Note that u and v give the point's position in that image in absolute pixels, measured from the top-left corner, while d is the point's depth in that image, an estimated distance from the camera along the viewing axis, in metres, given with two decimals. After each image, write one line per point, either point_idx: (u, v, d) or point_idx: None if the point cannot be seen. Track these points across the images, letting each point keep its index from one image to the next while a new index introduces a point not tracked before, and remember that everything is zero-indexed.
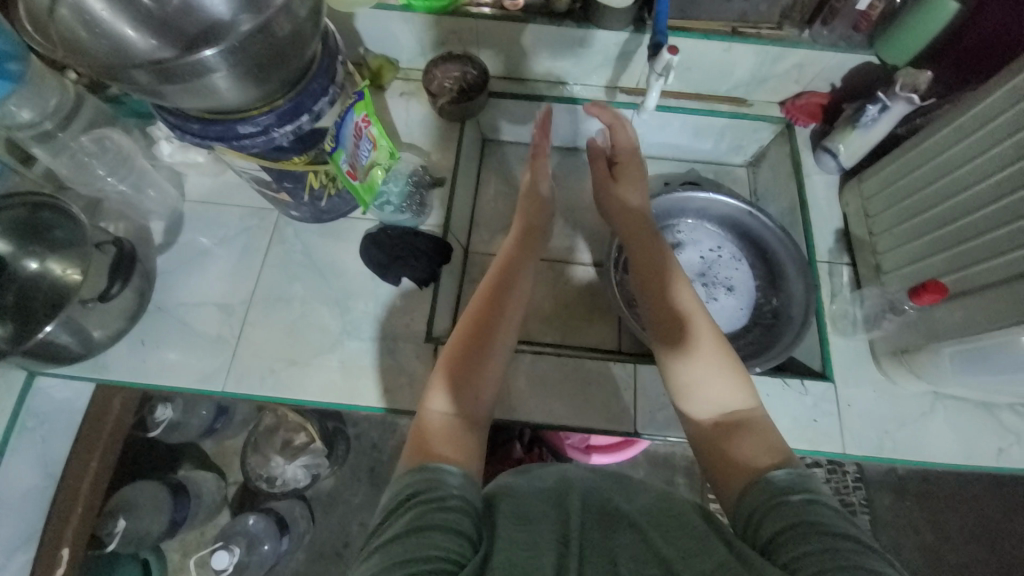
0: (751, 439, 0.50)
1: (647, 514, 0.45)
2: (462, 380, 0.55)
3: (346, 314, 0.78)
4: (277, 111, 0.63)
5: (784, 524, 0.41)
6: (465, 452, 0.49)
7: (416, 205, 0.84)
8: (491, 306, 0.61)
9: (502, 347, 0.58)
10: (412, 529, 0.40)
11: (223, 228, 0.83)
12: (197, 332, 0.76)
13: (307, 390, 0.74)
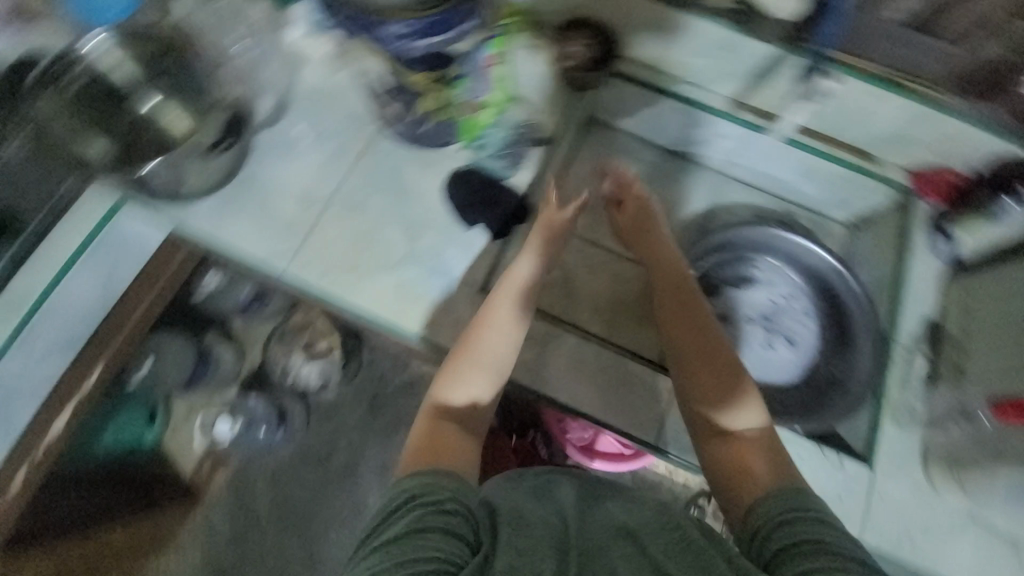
0: (760, 458, 0.60)
1: (641, 529, 0.55)
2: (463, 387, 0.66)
3: (415, 241, 0.79)
4: (426, 21, 0.67)
5: (788, 543, 0.51)
6: (461, 455, 0.61)
7: (514, 155, 0.82)
8: (489, 325, 0.70)
9: (498, 360, 0.68)
10: (416, 533, 0.49)
11: (323, 123, 0.83)
12: (276, 212, 0.79)
13: (363, 299, 0.76)
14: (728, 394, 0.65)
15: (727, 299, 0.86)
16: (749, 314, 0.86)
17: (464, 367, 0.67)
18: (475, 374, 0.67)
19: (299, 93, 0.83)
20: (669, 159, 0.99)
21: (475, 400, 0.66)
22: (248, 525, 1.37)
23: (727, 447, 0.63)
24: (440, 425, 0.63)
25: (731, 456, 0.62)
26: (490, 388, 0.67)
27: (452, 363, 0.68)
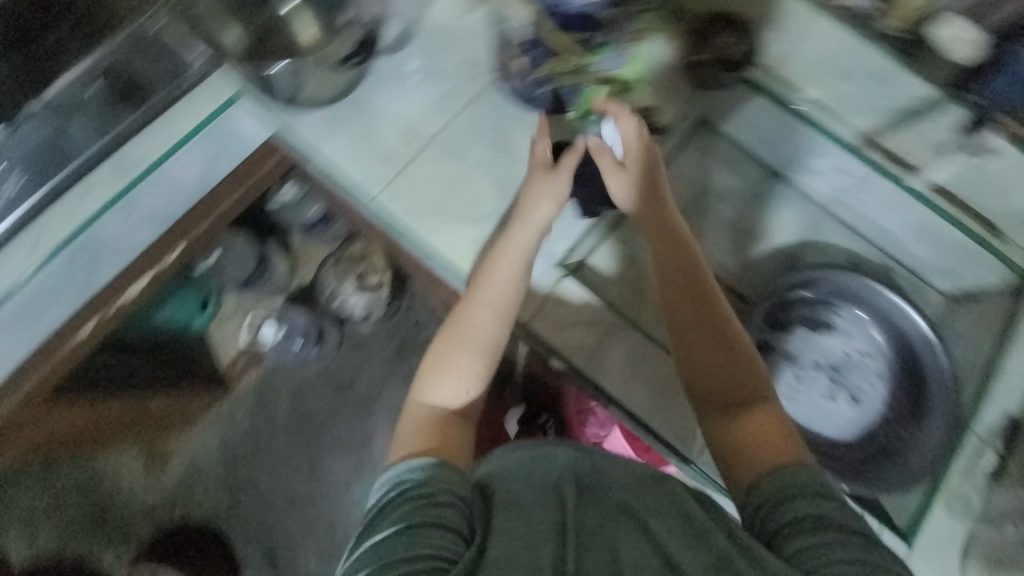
0: (765, 433, 0.59)
1: (640, 501, 0.56)
2: (452, 375, 0.66)
3: (503, 200, 0.78)
4: None
5: (791, 518, 0.50)
6: (455, 443, 0.62)
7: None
8: (478, 302, 0.69)
9: (486, 338, 0.67)
10: (409, 526, 0.50)
11: (439, 62, 0.81)
12: (378, 141, 0.80)
13: (439, 245, 0.77)
14: (732, 371, 0.63)
15: (799, 339, 0.82)
16: (817, 360, 0.83)
17: (451, 354, 0.67)
18: (466, 361, 0.66)
19: (425, 27, 0.82)
20: (770, 182, 0.88)
21: (465, 389, 0.66)
22: (267, 425, 1.45)
23: (729, 424, 0.61)
24: (427, 416, 0.64)
25: (732, 437, 0.60)
26: (480, 373, 0.67)
27: (438, 352, 0.67)
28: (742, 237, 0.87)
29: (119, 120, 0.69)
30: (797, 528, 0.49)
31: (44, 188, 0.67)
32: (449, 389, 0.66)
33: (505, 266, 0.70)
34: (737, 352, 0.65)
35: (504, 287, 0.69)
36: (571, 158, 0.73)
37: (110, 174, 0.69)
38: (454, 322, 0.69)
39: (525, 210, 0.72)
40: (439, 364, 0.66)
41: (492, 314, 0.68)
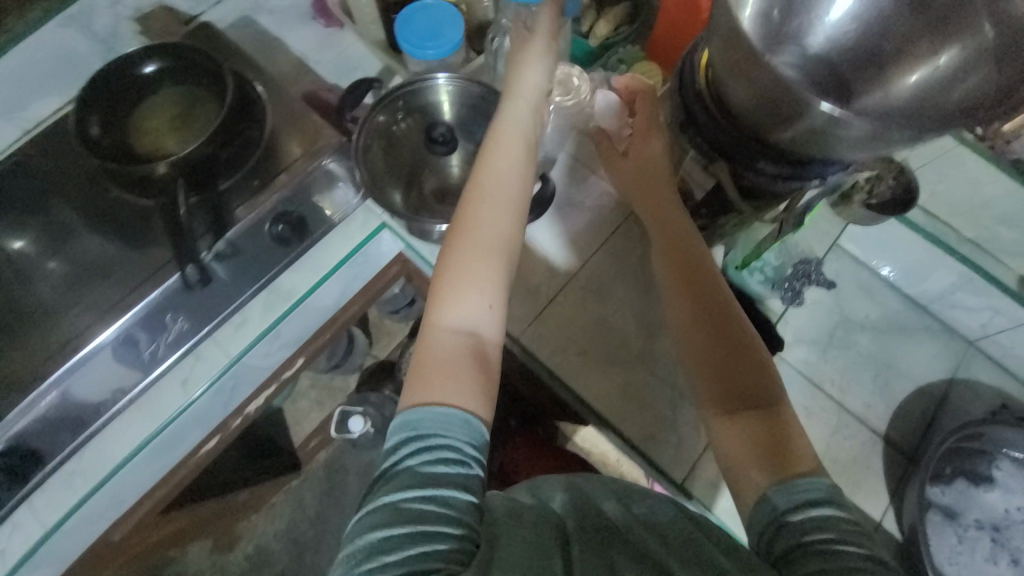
0: (768, 442, 0.49)
1: (642, 523, 0.46)
2: (464, 291, 0.52)
3: (650, 344, 0.71)
4: (773, 162, 0.50)
5: (796, 543, 0.42)
6: (488, 382, 0.49)
7: (792, 292, 0.69)
8: (483, 196, 0.55)
9: (497, 235, 0.54)
10: (443, 492, 0.42)
11: (582, 194, 0.77)
12: (518, 273, 0.73)
13: (585, 389, 0.69)
14: (737, 372, 0.53)
15: (958, 492, 0.75)
16: (977, 518, 0.74)
17: (455, 266, 0.53)
18: (480, 273, 0.52)
19: (569, 153, 0.79)
20: (911, 313, 0.84)
21: (486, 303, 0.52)
22: (337, 505, 1.41)
23: (730, 429, 0.51)
24: (446, 348, 0.50)
25: (728, 439, 0.51)
26: (500, 279, 0.53)
27: (440, 263, 0.54)
28: (885, 375, 0.80)
29: (286, 258, 0.69)
30: (806, 551, 0.41)
31: (207, 326, 0.67)
32: (463, 307, 0.52)
33: (508, 151, 0.57)
34: (724, 339, 0.55)
35: (510, 180, 0.56)
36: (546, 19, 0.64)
37: (263, 306, 0.69)
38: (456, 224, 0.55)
39: (512, 85, 0.60)
40: (449, 275, 0.52)
41: (501, 192, 0.55)
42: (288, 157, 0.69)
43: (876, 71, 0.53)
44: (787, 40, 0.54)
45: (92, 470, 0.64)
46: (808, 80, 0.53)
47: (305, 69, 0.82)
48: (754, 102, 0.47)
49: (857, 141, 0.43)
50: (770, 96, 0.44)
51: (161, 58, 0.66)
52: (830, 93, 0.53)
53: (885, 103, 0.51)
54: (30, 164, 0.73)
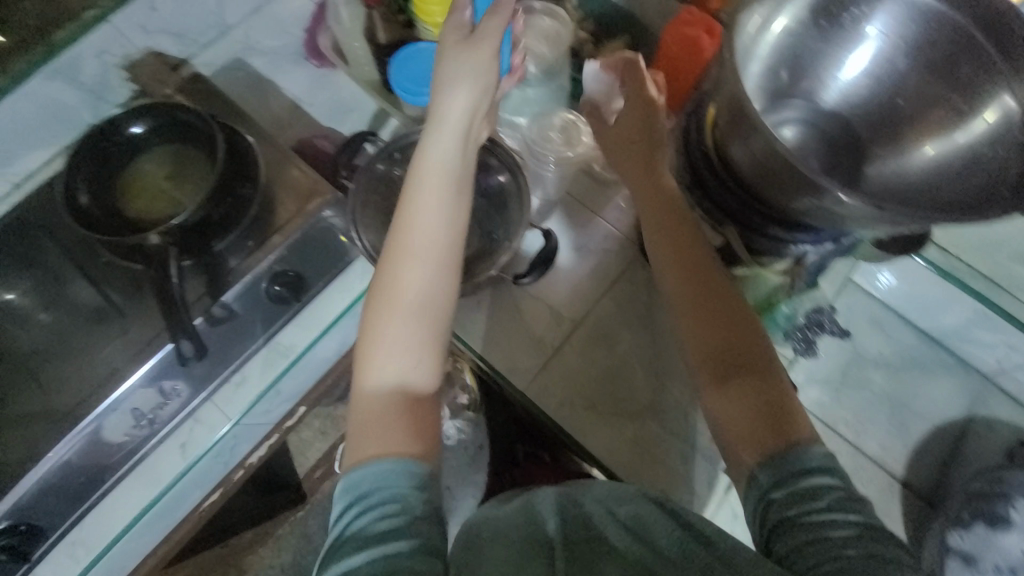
0: (773, 411, 0.46)
1: (627, 519, 0.44)
2: (389, 347, 0.46)
3: (660, 393, 0.69)
4: (781, 224, 0.49)
5: (788, 514, 0.41)
6: (426, 434, 0.45)
7: (806, 342, 0.77)
8: (409, 248, 0.48)
9: (424, 290, 0.48)
10: (384, 544, 0.38)
11: (588, 238, 0.75)
12: (524, 324, 0.71)
13: (595, 445, 0.68)
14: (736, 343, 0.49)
15: (978, 537, 0.69)
16: (998, 563, 0.67)
17: (378, 326, 0.47)
18: (409, 334, 0.47)
19: (574, 195, 0.77)
20: (922, 346, 0.79)
21: (413, 359, 0.46)
22: None
23: (727, 400, 0.47)
24: (377, 409, 0.45)
25: (728, 411, 0.47)
26: (428, 333, 0.47)
27: (363, 324, 0.48)
28: (900, 413, 0.79)
29: (284, 315, 0.67)
30: (798, 520, 0.40)
31: (207, 391, 0.65)
32: (388, 364, 0.46)
33: (429, 190, 0.49)
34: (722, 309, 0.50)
35: (434, 227, 0.48)
36: (489, 30, 0.50)
37: (262, 363, 0.67)
38: (377, 282, 0.48)
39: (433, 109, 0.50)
40: (371, 334, 0.47)
41: (427, 236, 0.48)
42: (285, 214, 0.67)
43: (888, 130, 0.53)
44: (796, 99, 0.55)
45: (94, 539, 0.63)
46: (815, 139, 0.54)
47: (299, 113, 0.81)
48: (756, 171, 0.46)
49: (862, 220, 0.41)
50: (771, 169, 0.43)
51: (150, 118, 0.65)
52: (841, 154, 0.54)
53: (900, 169, 0.51)
54: (31, 215, 0.71)
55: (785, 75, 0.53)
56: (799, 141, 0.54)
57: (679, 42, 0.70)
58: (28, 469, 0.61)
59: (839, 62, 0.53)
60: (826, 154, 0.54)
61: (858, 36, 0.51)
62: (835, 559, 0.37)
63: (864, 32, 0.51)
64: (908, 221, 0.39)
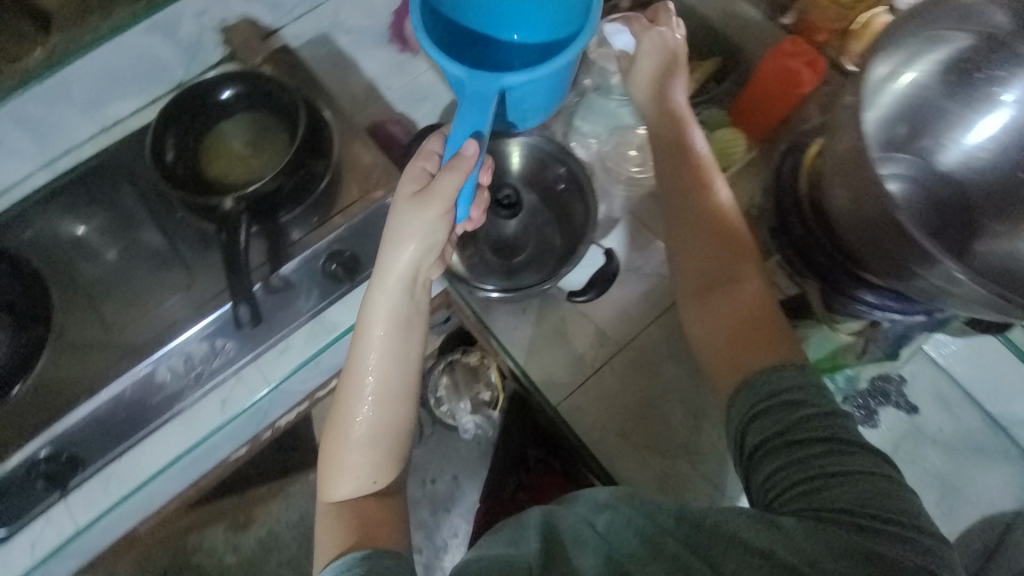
0: (748, 325, 0.51)
1: (609, 526, 0.43)
2: (346, 470, 0.51)
3: (696, 433, 0.67)
4: (874, 287, 0.45)
5: (769, 433, 0.44)
6: (387, 525, 0.50)
7: (866, 410, 0.73)
8: (359, 389, 0.51)
9: (377, 418, 0.51)
10: None
11: (645, 261, 0.73)
12: (568, 339, 0.70)
13: (621, 472, 0.66)
14: (725, 268, 0.54)
15: None
16: None
17: (333, 454, 0.51)
18: (365, 457, 0.51)
19: (638, 216, 0.74)
20: (983, 431, 0.74)
21: (371, 472, 0.51)
22: None
23: (708, 314, 0.53)
24: (339, 520, 0.49)
25: (707, 330, 0.53)
26: (381, 453, 0.51)
27: (325, 447, 0.53)
28: (950, 497, 0.73)
29: (335, 293, 0.68)
30: (771, 445, 0.44)
31: (254, 352, 0.68)
32: (349, 482, 0.51)
33: (377, 343, 0.51)
34: (718, 239, 0.55)
35: (384, 367, 0.51)
36: (442, 186, 0.48)
37: (307, 335, 0.70)
38: (334, 413, 0.52)
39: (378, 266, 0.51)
40: (329, 461, 0.52)
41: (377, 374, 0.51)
42: (351, 195, 0.68)
43: (1004, 203, 0.50)
44: (909, 153, 0.52)
45: (129, 475, 0.66)
46: (920, 199, 0.51)
47: (375, 95, 0.81)
48: (856, 224, 0.43)
49: (972, 303, 0.38)
50: (873, 225, 0.41)
51: (239, 84, 0.66)
52: (949, 216, 0.50)
53: (1014, 247, 0.48)
54: (117, 157, 0.75)
55: (902, 129, 0.51)
56: (908, 195, 0.51)
57: (778, 77, 0.68)
58: (83, 401, 0.63)
59: (967, 124, 0.51)
60: (939, 216, 0.50)
61: (992, 102, 0.50)
62: (802, 483, 0.41)
63: (998, 97, 0.49)
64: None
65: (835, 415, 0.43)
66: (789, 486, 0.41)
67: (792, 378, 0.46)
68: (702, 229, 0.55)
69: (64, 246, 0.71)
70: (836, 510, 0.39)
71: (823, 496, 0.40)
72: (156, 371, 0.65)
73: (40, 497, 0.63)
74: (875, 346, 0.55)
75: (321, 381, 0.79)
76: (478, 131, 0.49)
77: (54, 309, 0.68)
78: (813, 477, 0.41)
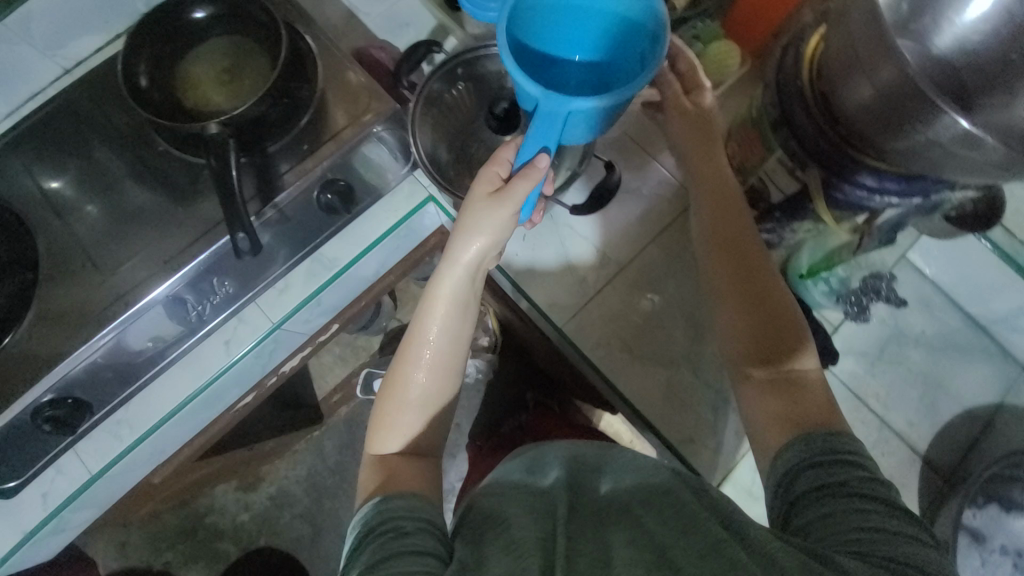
0: (788, 401, 0.51)
1: (639, 497, 0.47)
2: (394, 428, 0.54)
3: (697, 344, 0.69)
4: (883, 171, 0.46)
5: (820, 482, 0.45)
6: (422, 477, 0.52)
7: (858, 307, 0.73)
8: (417, 356, 0.54)
9: (429, 387, 0.54)
10: (385, 539, 0.44)
11: (641, 181, 0.73)
12: (568, 262, 0.71)
13: (625, 384, 0.68)
14: (768, 328, 0.54)
15: (988, 516, 0.73)
16: (1004, 544, 0.72)
17: (386, 413, 0.54)
18: (414, 420, 0.54)
19: (633, 136, 0.74)
20: (965, 331, 0.78)
21: (420, 434, 0.54)
22: None
23: (759, 392, 0.53)
24: (379, 468, 0.52)
25: (759, 401, 0.52)
26: (431, 424, 0.55)
27: (378, 407, 0.55)
28: (933, 394, 0.77)
29: (333, 225, 0.68)
30: (821, 493, 0.44)
31: (252, 291, 0.67)
32: (398, 440, 0.54)
33: (443, 317, 0.54)
34: (758, 300, 0.55)
35: (446, 343, 0.54)
36: (516, 193, 0.50)
37: (306, 273, 0.69)
38: (390, 376, 0.55)
39: (449, 248, 0.53)
40: (381, 414, 0.54)
41: (440, 349, 0.54)
42: (340, 122, 0.66)
43: (992, 85, 0.51)
44: (905, 36, 0.51)
45: (139, 421, 0.66)
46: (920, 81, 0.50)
47: (354, 22, 0.76)
48: (871, 102, 0.43)
49: (980, 164, 0.40)
50: (886, 97, 0.41)
51: (212, 5, 0.63)
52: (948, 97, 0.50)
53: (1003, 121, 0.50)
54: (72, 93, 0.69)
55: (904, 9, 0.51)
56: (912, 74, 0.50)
57: None
58: (77, 345, 0.61)
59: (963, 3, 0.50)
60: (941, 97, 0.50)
61: None
62: (856, 530, 0.42)
63: None
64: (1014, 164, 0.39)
65: (884, 482, 0.45)
66: (836, 532, 0.42)
67: (846, 442, 0.48)
68: (744, 289, 0.55)
69: (26, 194, 0.66)
70: (894, 563, 0.40)
71: (881, 547, 0.40)
72: (152, 315, 0.64)
73: (52, 444, 0.63)
74: (869, 241, 0.58)
75: (323, 322, 0.79)
76: (547, 145, 0.50)
77: (39, 257, 0.64)
78: (860, 528, 0.42)
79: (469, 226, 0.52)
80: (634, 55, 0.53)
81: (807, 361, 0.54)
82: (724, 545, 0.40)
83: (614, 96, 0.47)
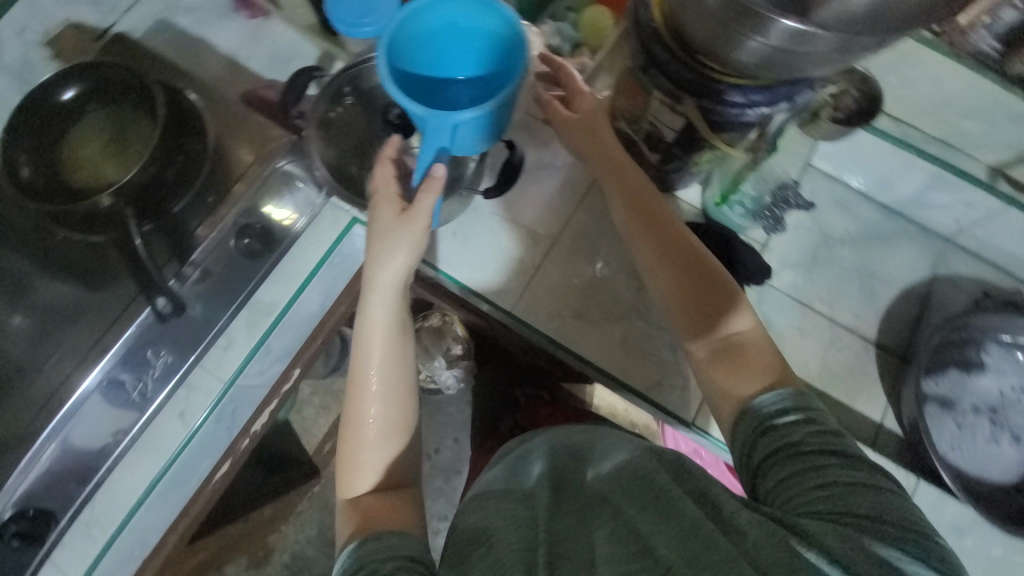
0: (728, 359, 0.54)
1: (620, 488, 0.46)
2: (359, 467, 0.52)
3: (641, 295, 0.71)
4: (750, 86, 0.50)
5: (778, 444, 0.46)
6: (400, 509, 0.50)
7: (774, 219, 0.75)
8: (363, 389, 0.53)
9: (386, 415, 0.53)
10: None
11: (551, 153, 0.75)
12: (503, 247, 0.72)
13: (582, 343, 0.70)
14: (694, 285, 0.57)
15: (951, 381, 0.75)
16: (975, 404, 0.74)
17: (349, 455, 0.53)
18: (377, 454, 0.52)
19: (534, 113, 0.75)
20: (883, 218, 0.83)
21: (386, 466, 0.53)
22: None
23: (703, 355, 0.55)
24: (354, 510, 0.50)
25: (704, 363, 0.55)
26: (396, 454, 0.53)
27: (341, 452, 0.53)
28: (869, 283, 0.81)
29: (258, 272, 0.67)
30: (783, 456, 0.45)
31: (193, 355, 0.65)
32: (368, 482, 0.52)
33: (378, 347, 0.53)
34: (677, 258, 0.58)
35: (387, 367, 0.53)
36: (421, 208, 0.52)
37: (246, 322, 0.67)
38: (346, 417, 0.54)
39: (368, 279, 0.53)
40: (343, 459, 0.53)
41: (383, 375, 0.53)
42: (243, 168, 0.66)
43: None
44: None
45: (107, 518, 0.63)
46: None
47: (237, 68, 0.76)
48: (710, 28, 0.46)
49: (823, 55, 0.43)
50: (721, 21, 0.44)
51: (79, 81, 0.62)
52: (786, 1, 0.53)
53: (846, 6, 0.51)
54: None
55: None
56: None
57: None
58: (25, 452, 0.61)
59: None
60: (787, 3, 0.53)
61: None
62: (820, 488, 0.43)
63: None
64: (850, 46, 0.42)
65: (838, 434, 0.46)
66: (800, 491, 0.43)
67: (799, 400, 0.49)
68: (660, 253, 0.58)
69: None
70: (858, 515, 0.41)
71: (841, 501, 0.42)
72: (93, 403, 0.63)
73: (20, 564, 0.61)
74: (763, 153, 0.62)
75: None
76: (442, 150, 0.53)
77: None
78: (823, 486, 0.43)
79: (381, 250, 0.53)
80: (506, 60, 0.56)
81: (740, 316, 0.55)
82: (700, 525, 0.40)
83: (493, 100, 0.50)
